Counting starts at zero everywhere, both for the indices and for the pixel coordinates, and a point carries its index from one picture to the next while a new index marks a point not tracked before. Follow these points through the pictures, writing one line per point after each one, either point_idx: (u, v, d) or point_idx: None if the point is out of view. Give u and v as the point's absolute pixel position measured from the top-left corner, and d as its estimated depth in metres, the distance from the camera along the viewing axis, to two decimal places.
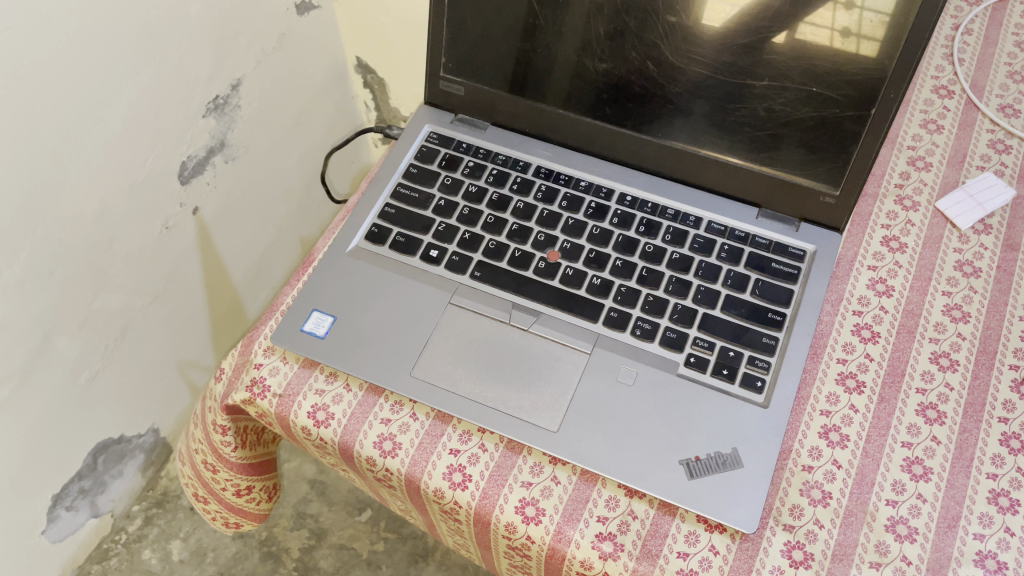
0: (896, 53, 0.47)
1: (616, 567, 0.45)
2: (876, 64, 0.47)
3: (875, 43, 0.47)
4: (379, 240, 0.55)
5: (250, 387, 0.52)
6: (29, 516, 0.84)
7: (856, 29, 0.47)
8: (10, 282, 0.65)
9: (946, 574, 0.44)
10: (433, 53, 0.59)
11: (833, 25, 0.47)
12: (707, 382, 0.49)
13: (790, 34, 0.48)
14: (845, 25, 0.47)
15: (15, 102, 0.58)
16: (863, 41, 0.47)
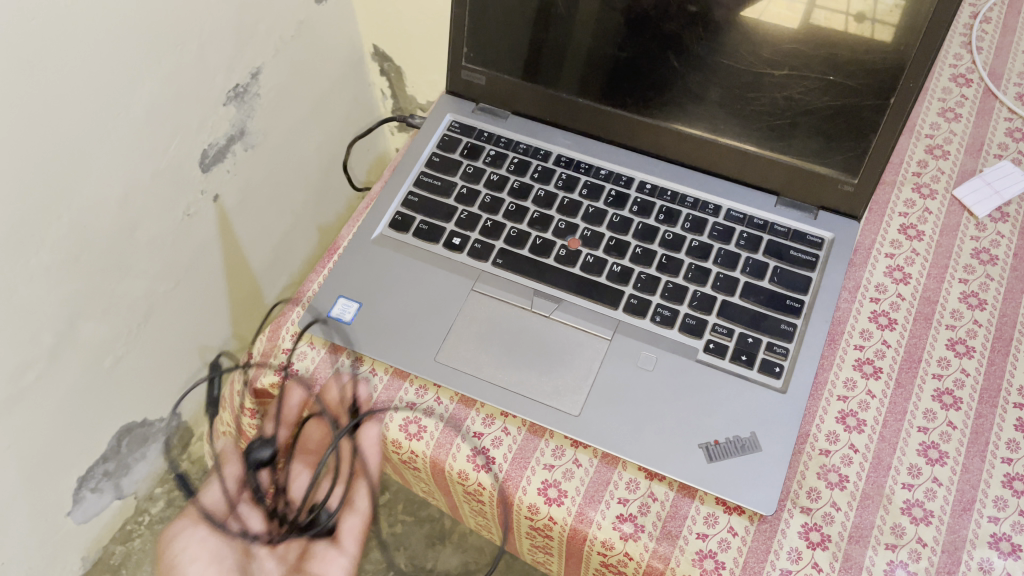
0: (913, 38, 0.47)
1: (637, 548, 0.46)
2: (894, 48, 0.48)
3: (891, 27, 0.47)
4: (403, 227, 0.56)
5: (280, 370, 0.55)
6: (56, 498, 0.86)
7: (870, 14, 0.47)
8: (37, 267, 0.66)
9: (961, 556, 0.45)
10: (455, 43, 0.59)
11: (848, 10, 0.47)
12: (726, 367, 0.49)
13: (807, 19, 0.49)
14: (860, 9, 0.47)
15: (42, 89, 0.59)
16: (878, 26, 0.47)
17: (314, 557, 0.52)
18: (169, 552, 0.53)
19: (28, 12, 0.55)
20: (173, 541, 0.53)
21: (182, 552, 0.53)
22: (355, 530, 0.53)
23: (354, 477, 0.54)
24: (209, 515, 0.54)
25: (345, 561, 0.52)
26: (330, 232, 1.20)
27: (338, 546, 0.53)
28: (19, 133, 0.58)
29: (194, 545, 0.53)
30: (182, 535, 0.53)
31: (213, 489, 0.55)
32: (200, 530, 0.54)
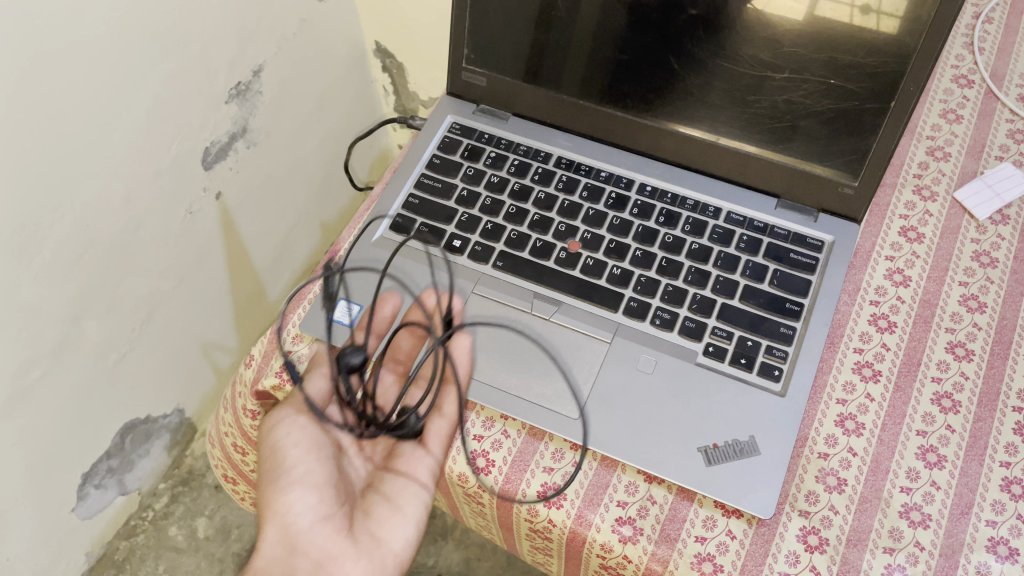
0: (919, 31, 0.46)
1: (636, 551, 0.47)
2: (899, 41, 0.47)
3: (895, 19, 0.46)
4: (403, 230, 0.56)
5: (279, 373, 0.54)
6: (60, 494, 0.86)
7: (876, 6, 0.46)
8: (41, 266, 0.66)
9: (958, 559, 0.45)
10: (455, 44, 0.59)
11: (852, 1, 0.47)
12: (725, 371, 0.50)
13: (812, 11, 0.48)
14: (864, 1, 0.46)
15: (44, 89, 0.59)
16: (882, 18, 0.47)
17: (399, 458, 0.53)
18: (267, 443, 0.51)
19: (28, 13, 0.55)
20: (274, 432, 0.51)
21: (282, 444, 0.50)
22: (445, 433, 0.51)
23: (447, 381, 0.51)
24: (306, 410, 0.52)
25: (433, 463, 0.51)
26: (332, 229, 1.20)
27: (427, 448, 0.51)
28: (20, 133, 0.58)
29: (294, 436, 0.51)
30: (284, 426, 0.51)
31: (312, 380, 0.52)
32: (302, 422, 0.51)
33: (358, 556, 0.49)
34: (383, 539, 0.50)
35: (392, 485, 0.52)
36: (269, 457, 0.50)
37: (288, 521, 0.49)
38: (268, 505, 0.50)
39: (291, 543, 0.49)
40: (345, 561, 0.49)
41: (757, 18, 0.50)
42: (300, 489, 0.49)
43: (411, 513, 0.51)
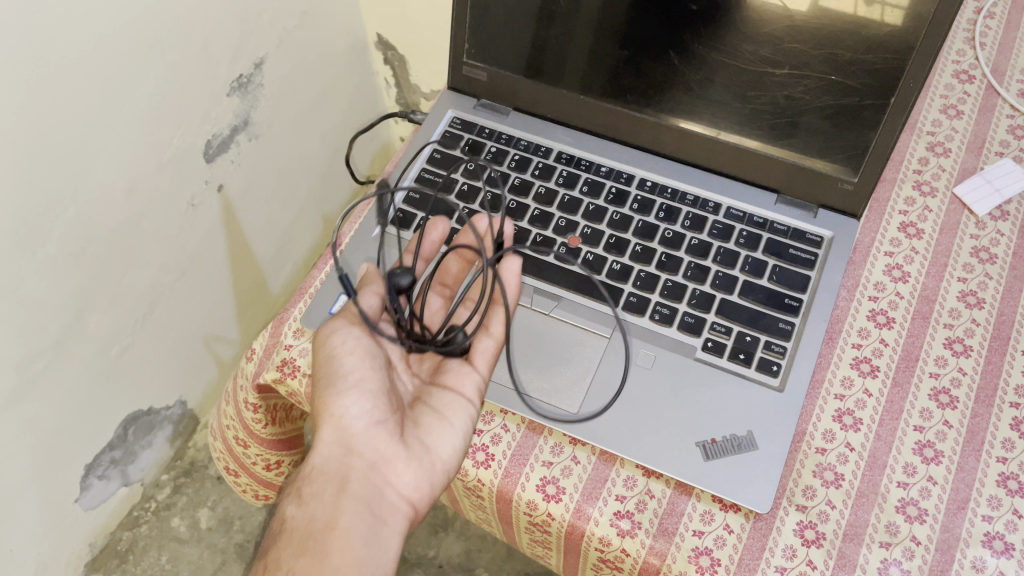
0: (923, 22, 0.46)
1: (634, 544, 0.47)
2: (903, 33, 0.47)
3: (900, 10, 0.46)
4: (403, 224, 0.57)
5: (280, 366, 0.54)
6: (64, 486, 0.87)
7: None
8: (43, 260, 0.67)
9: (954, 554, 0.45)
10: (456, 39, 0.60)
11: None
12: (723, 366, 0.50)
13: (815, 2, 0.48)
14: None
15: (45, 83, 0.59)
16: (887, 9, 0.46)
17: (448, 373, 0.51)
18: (319, 350, 0.48)
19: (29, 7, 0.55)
20: (327, 341, 0.48)
21: (336, 352, 0.48)
22: (492, 352, 0.51)
23: (494, 302, 0.52)
24: (358, 321, 0.49)
25: (479, 380, 0.50)
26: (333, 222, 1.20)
27: (473, 365, 0.50)
28: (22, 127, 0.59)
29: (348, 345, 0.48)
30: (337, 334, 0.48)
31: (364, 295, 0.50)
32: (355, 332, 0.49)
33: (410, 461, 0.47)
34: (435, 448, 0.48)
35: (441, 398, 0.50)
36: (323, 363, 0.48)
37: (343, 426, 0.47)
38: (319, 409, 0.47)
39: (345, 446, 0.47)
40: (397, 466, 0.47)
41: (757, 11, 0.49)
42: (354, 395, 0.47)
43: (461, 426, 0.49)
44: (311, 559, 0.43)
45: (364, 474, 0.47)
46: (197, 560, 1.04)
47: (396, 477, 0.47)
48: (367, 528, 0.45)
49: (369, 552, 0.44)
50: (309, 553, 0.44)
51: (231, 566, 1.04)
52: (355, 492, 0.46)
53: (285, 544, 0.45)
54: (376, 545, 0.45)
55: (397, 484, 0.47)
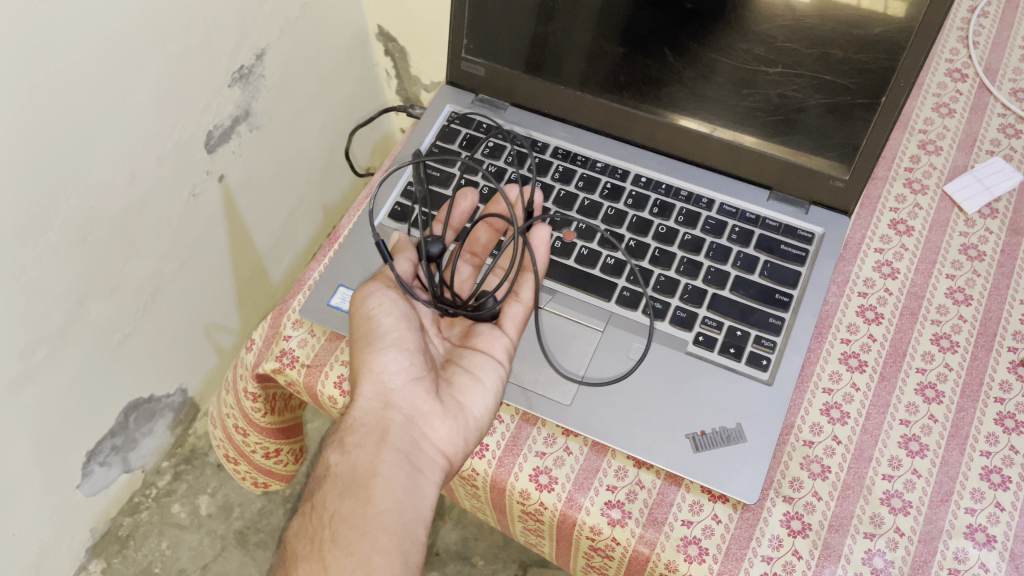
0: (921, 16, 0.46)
1: (624, 533, 0.48)
2: (902, 25, 0.47)
3: (902, 4, 0.46)
4: (401, 218, 0.58)
5: (279, 357, 0.55)
6: (65, 472, 0.88)
7: None
8: (46, 249, 0.68)
9: (936, 545, 0.46)
10: (455, 35, 0.60)
11: None
12: (714, 360, 0.51)
13: None
14: None
15: (47, 76, 0.59)
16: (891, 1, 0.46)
17: (478, 336, 0.53)
18: (356, 312, 0.49)
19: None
20: (363, 303, 0.49)
21: (373, 313, 0.49)
22: (521, 317, 0.52)
23: (523, 269, 0.53)
24: (392, 285, 0.50)
25: (508, 343, 0.52)
26: (334, 212, 1.21)
27: (502, 329, 0.52)
28: (24, 118, 0.59)
29: (385, 307, 0.49)
30: (373, 297, 0.49)
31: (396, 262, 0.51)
32: (391, 295, 0.50)
33: (446, 417, 0.48)
34: (469, 406, 0.49)
35: (471, 360, 0.51)
36: (360, 325, 0.49)
37: (382, 382, 0.48)
38: (357, 366, 0.48)
39: (383, 401, 0.48)
40: (433, 420, 0.48)
41: (751, 8, 0.50)
42: (392, 354, 0.48)
43: (494, 385, 0.50)
44: (356, 503, 0.44)
45: (402, 427, 0.47)
46: (197, 546, 1.05)
47: (433, 431, 0.48)
48: (408, 477, 0.46)
49: (410, 499, 0.45)
50: (353, 498, 0.45)
51: (231, 552, 1.05)
52: (395, 444, 0.46)
53: (328, 490, 0.46)
54: (416, 492, 0.46)
55: (434, 438, 0.48)
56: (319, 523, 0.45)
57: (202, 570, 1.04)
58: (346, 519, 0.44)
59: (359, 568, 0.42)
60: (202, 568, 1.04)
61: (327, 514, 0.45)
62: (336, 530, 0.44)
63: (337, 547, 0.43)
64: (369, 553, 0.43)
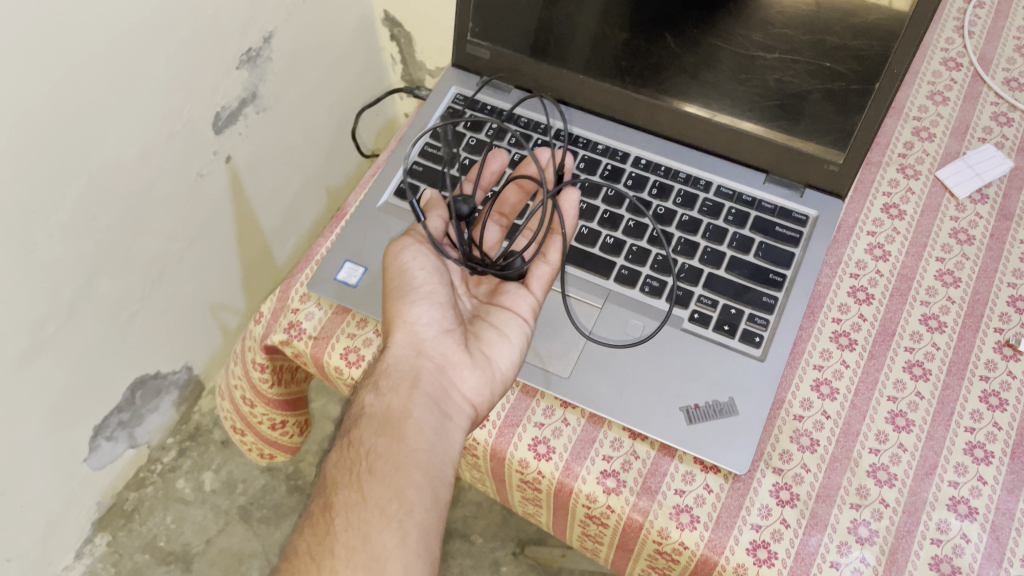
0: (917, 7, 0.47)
1: (619, 501, 0.50)
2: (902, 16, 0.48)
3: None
4: (407, 195, 0.59)
5: (288, 329, 0.56)
6: (73, 444, 0.90)
7: None
8: (57, 225, 0.69)
9: (920, 516, 0.48)
10: (461, 19, 0.62)
11: None
12: (709, 336, 0.53)
13: None
14: None
15: (59, 54, 0.61)
16: None
17: (505, 295, 0.55)
18: (389, 266, 0.52)
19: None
20: (397, 257, 0.51)
21: (406, 267, 0.51)
22: (548, 278, 0.54)
23: (551, 231, 0.55)
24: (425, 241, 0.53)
25: (535, 302, 0.54)
26: (338, 195, 1.22)
27: (530, 289, 0.54)
28: (38, 94, 0.61)
29: (418, 261, 0.51)
30: (406, 251, 0.51)
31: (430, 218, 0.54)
32: (423, 250, 0.52)
33: (474, 367, 0.50)
34: (495, 359, 0.51)
35: (498, 317, 0.53)
36: (394, 278, 0.51)
37: (414, 331, 0.50)
38: (390, 316, 0.50)
39: (415, 349, 0.49)
40: (462, 370, 0.50)
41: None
42: (425, 306, 0.50)
43: (519, 340, 0.52)
44: (390, 440, 0.46)
45: (432, 375, 0.49)
46: (201, 520, 1.07)
47: (462, 380, 0.49)
48: (439, 421, 0.47)
49: (441, 441, 0.47)
50: (388, 435, 0.46)
51: (234, 527, 1.07)
52: (426, 389, 0.48)
53: (363, 428, 0.47)
54: (447, 435, 0.47)
55: (462, 387, 0.49)
56: (355, 457, 0.46)
57: (207, 544, 1.06)
58: (382, 454, 0.45)
59: (395, 498, 0.43)
60: (206, 542, 1.06)
61: (363, 449, 0.46)
62: (373, 462, 0.45)
63: (375, 478, 0.44)
64: (404, 485, 0.44)
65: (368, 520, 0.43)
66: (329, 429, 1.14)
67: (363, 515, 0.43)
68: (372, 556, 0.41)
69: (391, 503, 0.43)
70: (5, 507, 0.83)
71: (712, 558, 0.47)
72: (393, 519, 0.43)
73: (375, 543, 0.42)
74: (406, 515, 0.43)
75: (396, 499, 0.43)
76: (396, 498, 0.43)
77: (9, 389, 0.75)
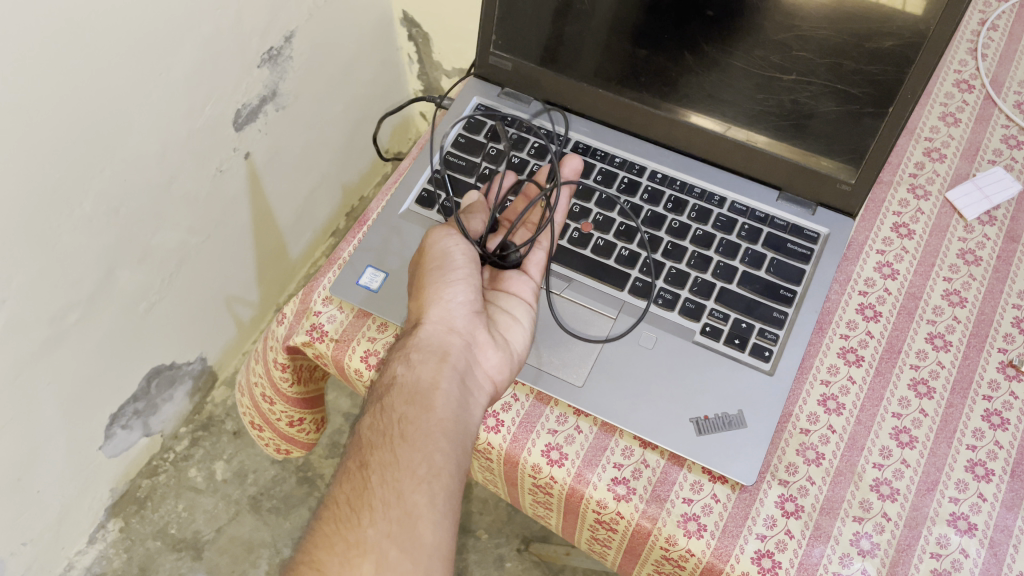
0: (941, 11, 0.47)
1: (628, 508, 0.51)
2: (921, 21, 0.48)
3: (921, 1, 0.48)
4: (428, 203, 0.61)
5: (310, 331, 0.58)
6: (89, 432, 0.92)
7: None
8: (80, 219, 0.71)
9: (920, 530, 0.49)
10: (484, 30, 0.63)
11: None
12: (719, 349, 0.54)
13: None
14: None
15: (89, 53, 0.62)
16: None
17: (504, 280, 0.57)
18: (431, 248, 0.54)
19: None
20: (442, 240, 0.54)
21: (448, 250, 0.53)
22: (543, 262, 0.58)
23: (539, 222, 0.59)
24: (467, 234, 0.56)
25: (534, 287, 0.57)
26: (353, 191, 1.24)
27: (526, 273, 0.57)
28: (67, 91, 0.62)
29: (459, 248, 0.54)
30: (451, 236, 0.54)
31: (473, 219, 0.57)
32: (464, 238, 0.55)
33: (496, 349, 0.52)
34: (513, 342, 0.53)
35: (506, 302, 0.56)
36: (434, 258, 0.53)
37: (447, 309, 0.52)
38: (425, 294, 0.53)
39: (446, 326, 0.52)
40: (486, 350, 0.52)
41: (773, 11, 0.52)
42: (459, 286, 0.53)
43: (528, 323, 0.55)
44: (420, 409, 0.48)
45: (460, 351, 0.51)
46: (212, 509, 1.09)
47: (486, 359, 0.52)
48: (461, 394, 0.49)
49: (464, 414, 0.49)
50: (418, 404, 0.48)
51: (244, 517, 1.09)
52: (454, 363, 0.50)
53: (394, 396, 0.49)
54: (468, 409, 0.49)
55: (485, 365, 0.52)
56: (387, 423, 0.48)
57: (217, 532, 1.07)
58: (413, 421, 0.47)
59: (424, 461, 0.46)
60: (216, 530, 1.07)
61: (395, 416, 0.48)
62: (404, 428, 0.47)
63: (407, 442, 0.46)
64: (433, 450, 0.46)
65: (400, 479, 0.45)
66: (339, 422, 1.16)
67: (397, 475, 0.45)
68: (405, 513, 0.44)
69: (421, 466, 0.45)
70: (22, 492, 0.85)
71: (717, 565, 0.49)
72: (423, 481, 0.45)
73: (408, 500, 0.44)
74: (434, 477, 0.45)
75: (425, 462, 0.46)
76: (424, 462, 0.46)
77: (28, 378, 0.76)
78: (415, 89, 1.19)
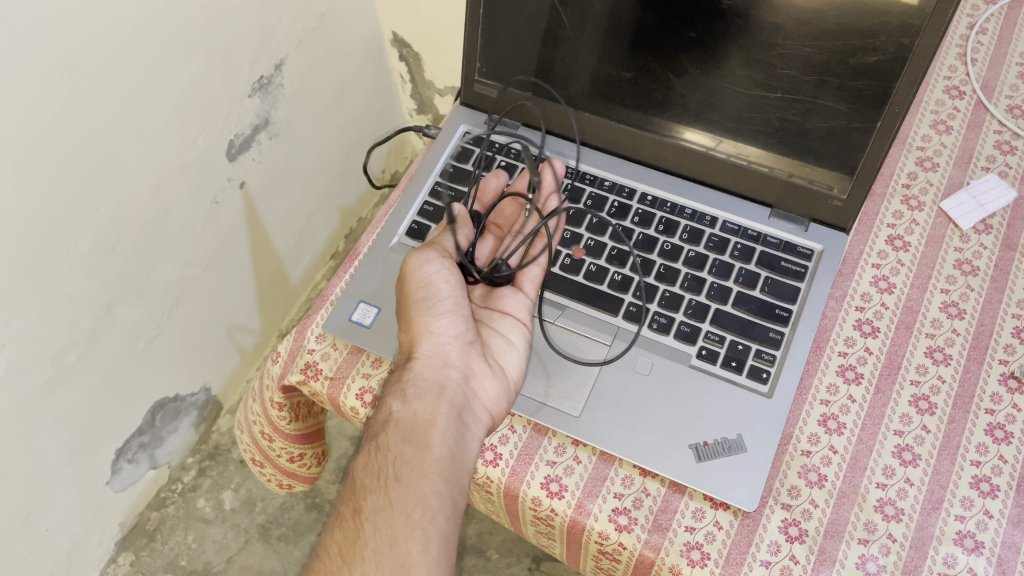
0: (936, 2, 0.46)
1: (630, 538, 0.51)
2: (917, 15, 0.47)
3: None
4: (418, 236, 0.60)
5: (304, 369, 0.58)
6: (95, 468, 0.91)
7: None
8: (76, 259, 0.71)
9: (927, 551, 0.48)
10: (468, 59, 0.63)
11: None
12: (716, 373, 0.53)
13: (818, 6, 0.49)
14: None
15: (78, 95, 0.62)
16: None
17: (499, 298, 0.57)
18: (412, 277, 0.52)
19: (64, 20, 0.58)
20: (422, 267, 0.52)
21: (430, 278, 0.52)
22: (539, 276, 0.57)
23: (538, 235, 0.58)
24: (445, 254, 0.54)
25: (529, 302, 0.56)
26: (350, 214, 1.24)
27: (522, 290, 0.57)
28: (60, 133, 0.62)
29: (442, 274, 0.53)
30: (431, 261, 0.53)
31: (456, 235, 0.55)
32: (446, 261, 0.53)
33: (494, 379, 0.52)
34: (508, 368, 0.53)
35: (501, 323, 0.56)
36: (418, 288, 0.52)
37: (440, 343, 0.52)
38: (416, 327, 0.52)
39: (440, 360, 0.52)
40: (483, 381, 0.52)
41: (757, 30, 0.52)
42: (448, 319, 0.53)
43: (523, 346, 0.55)
44: (416, 448, 0.48)
45: (457, 384, 0.51)
46: (222, 539, 1.08)
47: (483, 391, 0.52)
48: (458, 428, 0.49)
49: (459, 450, 0.49)
50: (414, 443, 0.48)
51: (254, 545, 1.08)
52: (451, 399, 0.50)
53: (390, 432, 0.48)
54: (465, 445, 0.49)
55: (482, 398, 0.52)
56: (382, 463, 0.48)
57: (227, 562, 1.07)
58: (408, 460, 0.47)
59: (419, 505, 0.46)
60: (226, 560, 1.07)
61: (390, 455, 0.48)
62: (399, 468, 0.47)
63: (401, 484, 0.46)
64: (428, 493, 0.46)
65: (394, 525, 0.45)
66: (346, 446, 1.15)
67: (390, 520, 0.45)
68: (399, 561, 0.44)
69: (416, 510, 0.45)
70: (29, 532, 0.85)
71: None
72: (417, 526, 0.45)
73: (401, 548, 0.44)
74: (428, 522, 0.45)
75: (419, 506, 0.46)
76: (419, 506, 0.45)
77: (32, 419, 0.76)
78: (409, 109, 1.19)
